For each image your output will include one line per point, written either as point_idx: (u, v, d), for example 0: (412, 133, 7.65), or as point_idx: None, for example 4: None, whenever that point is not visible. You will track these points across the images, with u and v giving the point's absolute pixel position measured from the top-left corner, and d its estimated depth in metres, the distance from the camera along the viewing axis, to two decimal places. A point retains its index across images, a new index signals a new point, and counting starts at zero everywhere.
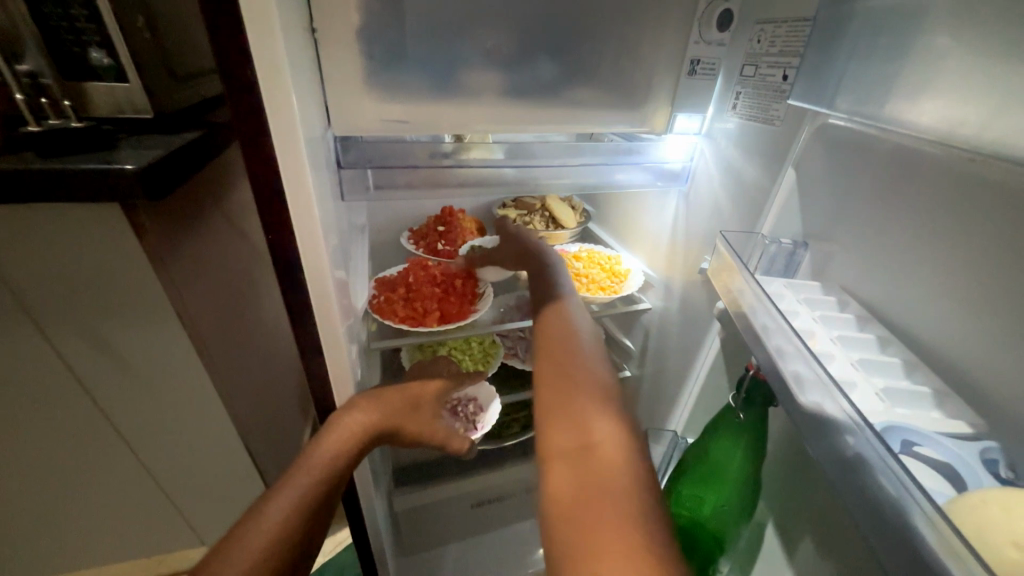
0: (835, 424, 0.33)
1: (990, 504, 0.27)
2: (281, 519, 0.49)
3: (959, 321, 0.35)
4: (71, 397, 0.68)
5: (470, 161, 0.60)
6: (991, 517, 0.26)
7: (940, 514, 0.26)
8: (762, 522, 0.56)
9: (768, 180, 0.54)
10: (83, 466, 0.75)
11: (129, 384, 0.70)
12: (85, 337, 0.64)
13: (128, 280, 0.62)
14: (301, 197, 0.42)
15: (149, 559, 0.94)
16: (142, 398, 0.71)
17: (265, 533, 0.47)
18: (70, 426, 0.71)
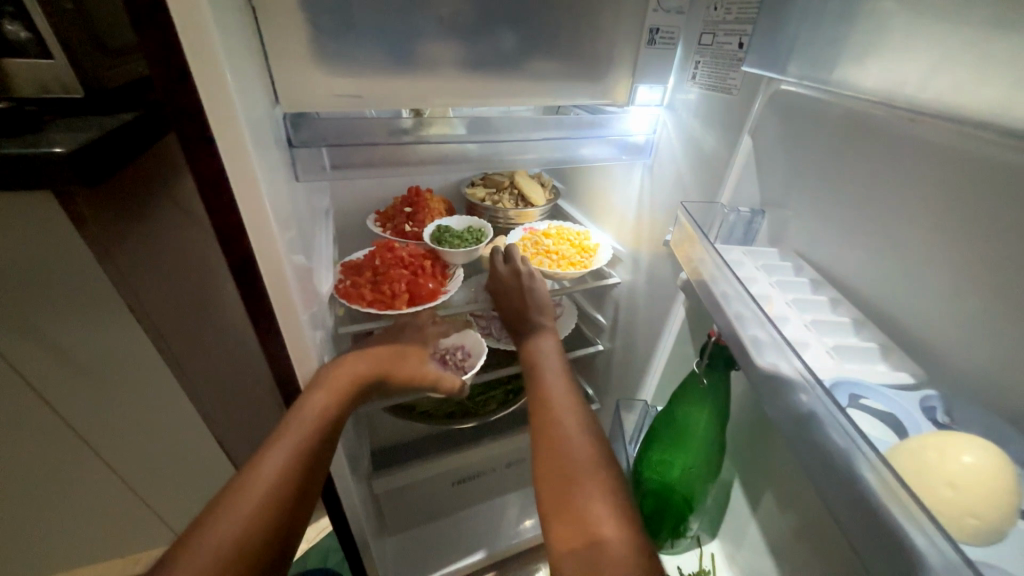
0: (790, 383, 0.32)
1: (927, 449, 0.27)
2: (266, 480, 0.47)
3: (900, 279, 0.36)
4: (19, 400, 0.65)
5: (431, 137, 0.58)
6: (928, 463, 0.27)
7: (883, 460, 0.25)
8: (728, 480, 0.59)
9: (726, 149, 0.54)
10: (42, 470, 0.72)
11: (84, 383, 0.67)
12: (29, 336, 0.61)
13: (71, 273, 0.58)
14: (246, 178, 0.40)
15: (125, 559, 0.92)
16: (98, 396, 0.68)
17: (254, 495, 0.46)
18: (21, 430, 0.67)
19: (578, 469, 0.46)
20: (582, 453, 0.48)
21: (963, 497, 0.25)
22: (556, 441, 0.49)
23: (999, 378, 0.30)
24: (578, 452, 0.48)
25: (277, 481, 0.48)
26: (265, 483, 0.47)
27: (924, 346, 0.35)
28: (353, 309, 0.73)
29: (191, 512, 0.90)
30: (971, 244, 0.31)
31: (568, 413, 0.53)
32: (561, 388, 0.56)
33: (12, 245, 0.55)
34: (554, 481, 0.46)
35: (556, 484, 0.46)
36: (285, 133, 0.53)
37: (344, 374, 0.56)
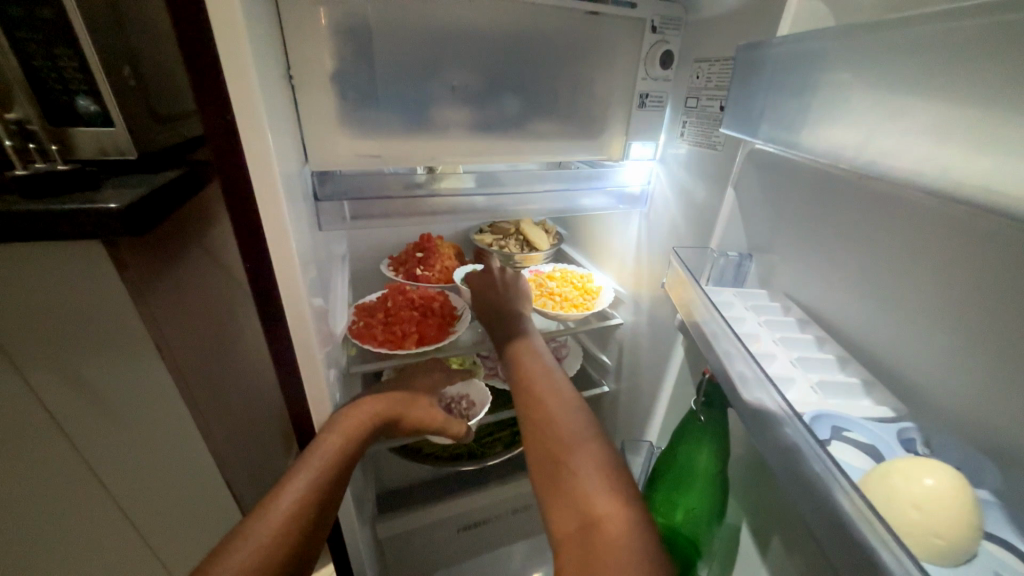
0: (773, 417, 0.34)
1: (893, 473, 0.30)
2: (284, 515, 0.50)
3: (877, 316, 0.39)
4: (43, 438, 0.67)
5: (442, 190, 0.64)
6: (895, 487, 0.30)
7: (856, 489, 0.27)
8: (735, 525, 0.58)
9: (713, 199, 0.59)
10: (54, 512, 0.73)
11: (106, 420, 0.69)
12: (61, 374, 0.64)
13: (108, 315, 0.63)
14: (276, 226, 0.45)
15: None
16: (119, 435, 0.71)
17: (273, 526, 0.49)
18: (41, 470, 0.69)
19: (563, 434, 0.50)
20: (568, 425, 0.51)
21: (926, 517, 0.28)
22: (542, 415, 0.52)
23: (975, 408, 0.32)
24: (564, 424, 0.51)
25: (290, 517, 0.50)
26: (279, 519, 0.49)
27: (906, 380, 0.36)
28: (364, 349, 0.77)
29: (193, 558, 0.88)
30: (935, 282, 0.34)
31: (556, 403, 0.53)
32: (544, 374, 0.58)
33: (59, 289, 0.60)
34: (568, 505, 0.44)
35: (571, 507, 0.44)
36: (312, 188, 0.59)
37: (358, 417, 0.59)
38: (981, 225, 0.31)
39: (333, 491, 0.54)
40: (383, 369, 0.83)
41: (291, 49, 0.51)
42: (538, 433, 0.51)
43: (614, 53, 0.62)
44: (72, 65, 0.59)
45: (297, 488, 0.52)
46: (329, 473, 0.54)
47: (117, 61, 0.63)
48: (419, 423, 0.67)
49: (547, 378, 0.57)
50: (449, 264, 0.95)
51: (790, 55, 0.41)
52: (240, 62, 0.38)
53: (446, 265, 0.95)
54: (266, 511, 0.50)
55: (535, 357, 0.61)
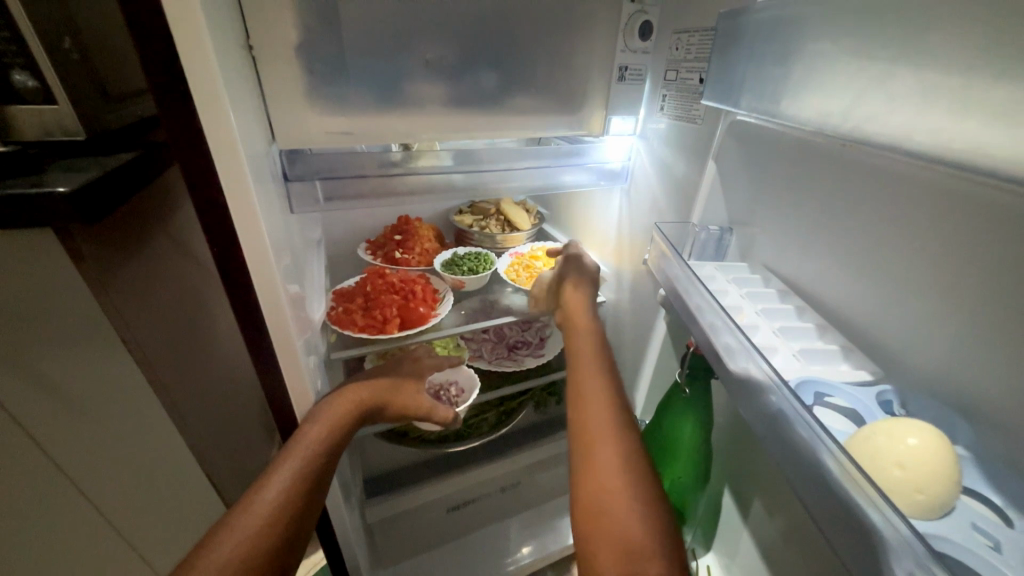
0: (760, 385, 0.35)
1: (877, 434, 0.31)
2: (268, 507, 0.48)
3: (856, 285, 0.40)
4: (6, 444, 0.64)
5: (418, 168, 0.63)
6: (881, 448, 0.31)
7: (841, 449, 0.28)
8: (717, 490, 0.60)
9: (695, 173, 0.59)
10: (25, 519, 0.70)
11: (71, 421, 0.65)
12: (18, 374, 0.61)
13: (67, 311, 0.59)
14: (246, 213, 0.42)
15: None
16: (88, 436, 0.67)
17: (256, 518, 0.47)
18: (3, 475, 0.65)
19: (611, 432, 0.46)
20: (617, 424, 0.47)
21: (910, 475, 0.29)
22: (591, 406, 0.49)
23: (947, 370, 0.33)
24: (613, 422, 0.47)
25: (273, 507, 0.48)
26: (264, 511, 0.48)
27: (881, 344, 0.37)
28: (345, 335, 0.75)
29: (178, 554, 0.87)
30: (914, 250, 0.35)
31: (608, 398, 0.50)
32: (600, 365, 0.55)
33: (10, 284, 0.56)
34: (589, 467, 0.44)
35: (594, 473, 0.43)
36: (282, 168, 0.56)
37: (341, 405, 0.57)
38: (955, 193, 0.32)
39: (319, 479, 0.53)
40: (366, 356, 0.82)
41: (249, 17, 0.47)
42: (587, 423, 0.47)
43: (592, 23, 0.60)
44: (4, 36, 0.53)
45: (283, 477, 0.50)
46: (315, 463, 0.53)
47: (54, 30, 0.57)
48: (413, 409, 0.67)
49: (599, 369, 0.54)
50: (429, 247, 0.94)
51: (772, 22, 0.40)
52: (192, 29, 0.35)
53: (426, 247, 0.94)
54: (249, 503, 0.48)
55: (596, 344, 0.58)
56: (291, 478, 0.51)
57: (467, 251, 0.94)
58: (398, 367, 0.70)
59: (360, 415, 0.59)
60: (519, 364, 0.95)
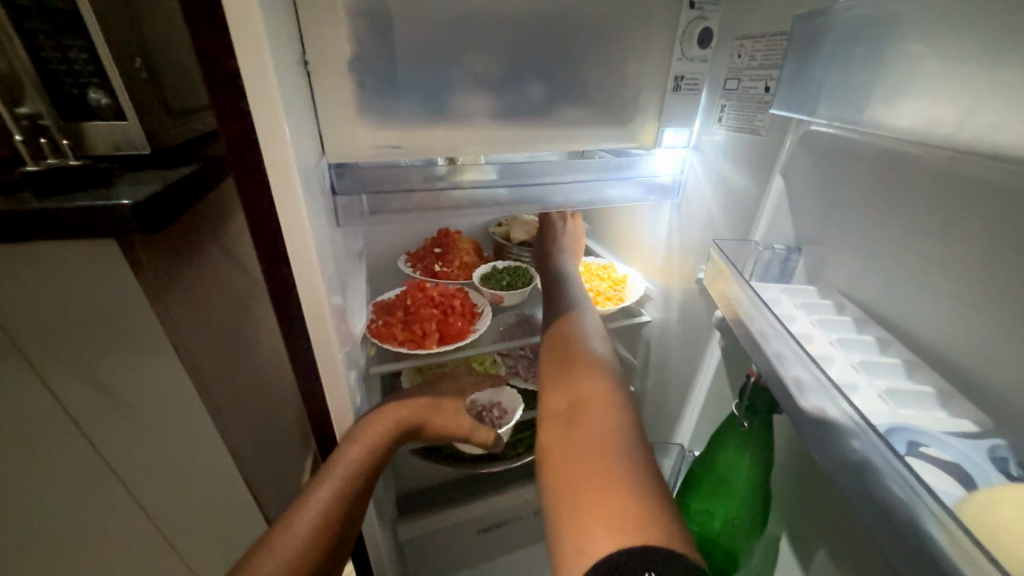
0: (839, 428, 0.31)
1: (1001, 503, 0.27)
2: (306, 533, 0.47)
3: (950, 318, 0.35)
4: (67, 440, 0.67)
5: (464, 182, 0.62)
6: (999, 518, 0.26)
7: (950, 514, 0.24)
8: (774, 537, 0.54)
9: (758, 189, 0.55)
10: (81, 513, 0.73)
11: (125, 422, 0.68)
12: (81, 375, 0.64)
13: (127, 318, 0.61)
14: (295, 229, 0.42)
15: None
16: (140, 438, 0.70)
17: (295, 542, 0.46)
18: (64, 470, 0.69)
19: (577, 417, 0.45)
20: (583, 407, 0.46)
21: None
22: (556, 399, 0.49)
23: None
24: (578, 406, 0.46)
25: (311, 533, 0.47)
26: (302, 536, 0.47)
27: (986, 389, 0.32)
28: (384, 347, 0.74)
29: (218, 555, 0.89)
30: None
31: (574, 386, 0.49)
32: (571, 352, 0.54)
33: (77, 290, 0.59)
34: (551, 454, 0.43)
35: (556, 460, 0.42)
36: (330, 182, 0.56)
37: (381, 426, 0.56)
38: None
39: (357, 500, 0.52)
40: (402, 373, 0.81)
41: (306, 33, 0.48)
42: (553, 415, 0.47)
43: (646, 31, 0.58)
44: (82, 56, 0.57)
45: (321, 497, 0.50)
46: (353, 485, 0.52)
47: (128, 51, 0.60)
48: (454, 431, 0.65)
49: (566, 353, 0.54)
50: (468, 260, 0.93)
51: (862, 21, 0.36)
52: (254, 43, 0.35)
53: (465, 260, 0.93)
54: (286, 527, 0.47)
55: (570, 330, 0.57)
56: (329, 500, 0.50)
57: (506, 264, 0.92)
58: (439, 386, 0.68)
59: (397, 436, 0.58)
60: None
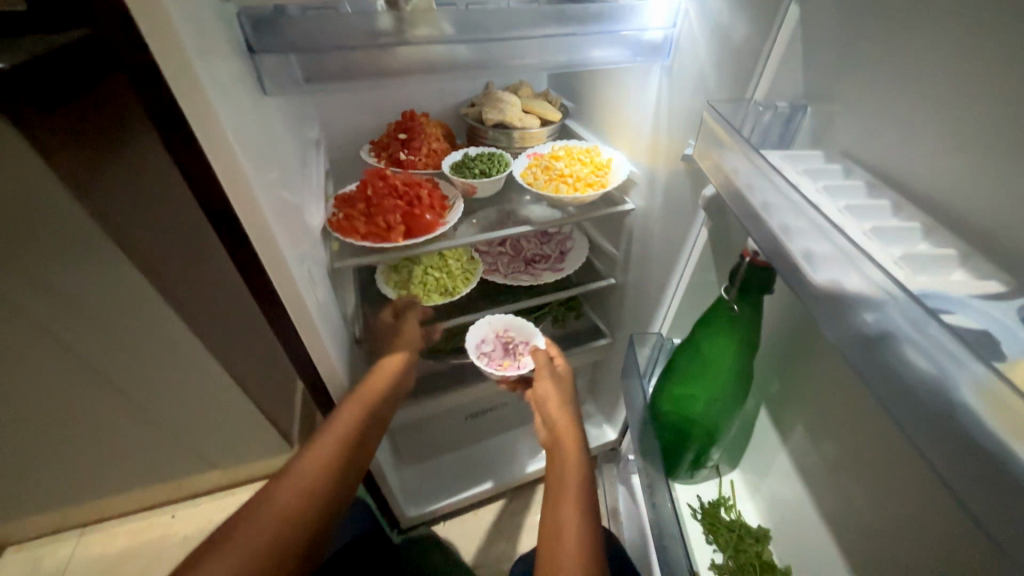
0: (856, 298, 0.25)
1: None
2: (312, 475, 0.53)
3: (973, 176, 0.30)
4: (36, 334, 0.68)
5: (416, 38, 0.51)
6: None
7: (995, 373, 0.19)
8: (753, 414, 0.57)
9: (759, 35, 0.45)
10: (70, 395, 0.77)
11: (90, 316, 0.69)
12: (24, 272, 0.61)
13: (54, 206, 0.58)
14: (189, 88, 0.34)
15: (162, 475, 1.01)
16: (109, 327, 0.71)
17: (301, 483, 0.52)
18: (44, 360, 0.71)
19: (557, 497, 0.60)
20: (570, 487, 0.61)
21: None
22: (561, 478, 0.62)
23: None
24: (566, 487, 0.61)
25: (318, 475, 0.53)
26: (307, 478, 0.52)
27: (997, 244, 0.29)
28: (348, 244, 0.69)
29: (218, 435, 0.96)
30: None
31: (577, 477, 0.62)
32: (570, 437, 0.68)
33: None
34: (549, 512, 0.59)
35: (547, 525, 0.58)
36: (242, 35, 0.45)
37: (374, 386, 0.65)
38: None
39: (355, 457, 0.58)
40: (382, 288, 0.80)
41: None
42: (559, 495, 0.61)
43: None
44: None
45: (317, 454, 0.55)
46: (353, 437, 0.59)
47: None
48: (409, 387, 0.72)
49: (568, 434, 0.68)
50: (437, 147, 0.83)
51: None
52: None
53: (433, 147, 0.83)
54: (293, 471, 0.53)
55: (570, 421, 0.70)
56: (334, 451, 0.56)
57: (480, 151, 0.83)
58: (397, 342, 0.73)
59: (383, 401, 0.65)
60: (536, 278, 0.89)
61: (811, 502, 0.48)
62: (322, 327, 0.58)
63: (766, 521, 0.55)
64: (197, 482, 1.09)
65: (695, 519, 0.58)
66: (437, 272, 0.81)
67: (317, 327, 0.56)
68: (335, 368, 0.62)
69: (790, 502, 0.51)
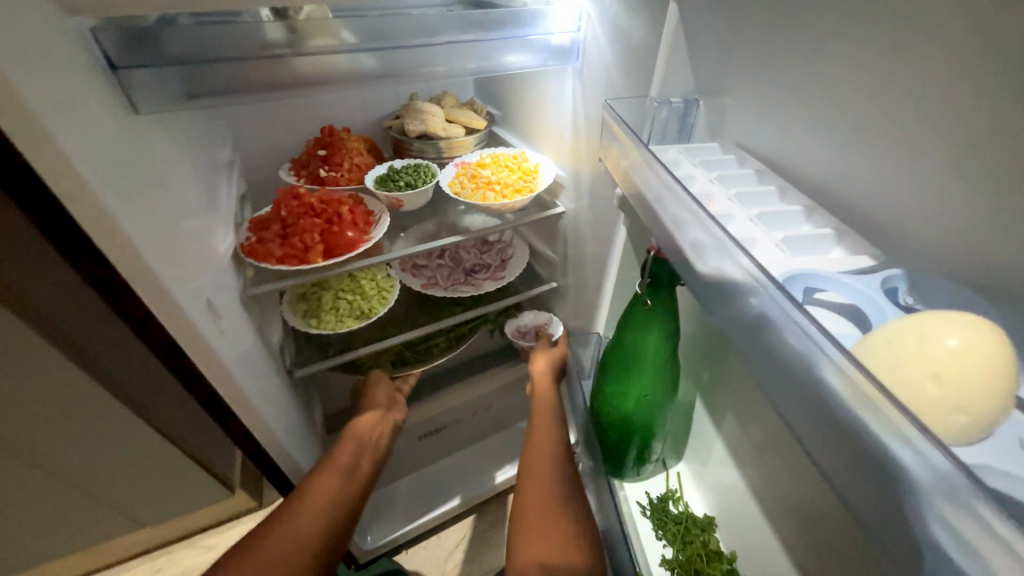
0: (736, 285, 0.26)
1: (906, 336, 0.22)
2: (291, 546, 0.53)
3: (845, 159, 0.32)
4: None
5: (311, 48, 0.49)
6: (905, 353, 0.21)
7: (849, 356, 0.20)
8: (689, 401, 0.58)
9: (653, 34, 0.46)
10: None
11: None
12: None
13: None
14: (17, 114, 0.30)
15: (73, 546, 0.89)
16: None
17: (278, 554, 0.52)
18: None
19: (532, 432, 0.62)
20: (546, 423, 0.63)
21: (951, 391, 0.20)
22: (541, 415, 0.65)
23: (956, 253, 0.26)
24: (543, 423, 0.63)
25: (298, 543, 0.54)
26: (286, 546, 0.53)
27: (871, 222, 0.31)
28: (264, 270, 0.65)
29: (138, 492, 0.86)
30: (928, 101, 0.27)
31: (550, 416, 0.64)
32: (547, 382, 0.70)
33: None
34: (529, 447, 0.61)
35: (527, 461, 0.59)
36: (101, 50, 0.40)
37: (345, 453, 0.67)
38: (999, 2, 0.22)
39: (336, 528, 0.58)
40: (291, 320, 0.74)
41: None
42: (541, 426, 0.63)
43: None
44: None
45: (296, 524, 0.55)
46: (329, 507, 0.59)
47: None
48: (384, 449, 0.74)
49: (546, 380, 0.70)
50: (361, 161, 0.80)
51: None
52: None
53: (356, 162, 0.80)
54: (269, 543, 0.53)
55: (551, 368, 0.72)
56: (314, 521, 0.57)
57: (405, 163, 0.80)
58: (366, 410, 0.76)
59: (355, 465, 0.66)
60: (477, 288, 0.87)
61: (746, 486, 0.49)
62: (234, 362, 0.53)
63: (711, 508, 0.55)
64: (116, 546, 0.98)
65: (644, 515, 0.57)
66: (350, 295, 0.76)
67: (225, 364, 0.51)
68: (255, 405, 0.57)
69: (728, 488, 0.52)
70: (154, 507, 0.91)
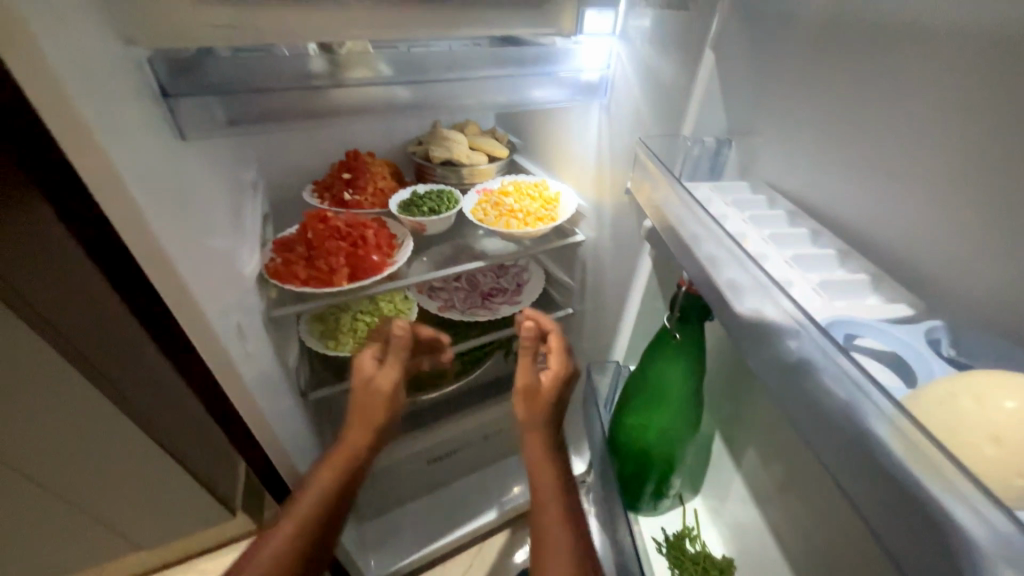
0: (775, 328, 0.26)
1: (962, 394, 0.22)
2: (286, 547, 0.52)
3: (878, 206, 0.32)
4: None
5: (349, 81, 0.51)
6: (964, 411, 0.22)
7: (901, 410, 0.20)
8: (709, 437, 0.57)
9: (686, 76, 0.48)
10: None
11: None
12: None
13: None
14: (83, 141, 0.32)
15: (71, 562, 0.88)
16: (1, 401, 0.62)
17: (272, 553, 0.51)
18: None
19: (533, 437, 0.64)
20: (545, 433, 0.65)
21: (1011, 454, 0.20)
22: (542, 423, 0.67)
23: (991, 304, 0.27)
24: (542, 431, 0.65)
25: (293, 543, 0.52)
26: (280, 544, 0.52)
27: (906, 269, 0.31)
28: (287, 289, 0.66)
29: (143, 508, 0.86)
30: (958, 155, 0.28)
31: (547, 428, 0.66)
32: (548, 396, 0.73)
33: None
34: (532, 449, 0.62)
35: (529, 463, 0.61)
36: (156, 79, 0.43)
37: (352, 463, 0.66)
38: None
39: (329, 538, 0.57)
40: (309, 340, 0.75)
41: None
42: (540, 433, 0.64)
43: None
44: None
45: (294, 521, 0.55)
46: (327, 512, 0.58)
47: None
48: None
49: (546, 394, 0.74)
50: (384, 185, 0.82)
51: None
52: None
53: (379, 186, 0.82)
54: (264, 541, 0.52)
55: None
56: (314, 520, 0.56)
57: (428, 188, 0.82)
58: None
59: None
60: (494, 312, 0.88)
61: (767, 527, 0.48)
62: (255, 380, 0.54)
63: (730, 549, 0.54)
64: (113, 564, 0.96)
65: (661, 553, 0.56)
66: (369, 316, 0.77)
67: (247, 381, 0.52)
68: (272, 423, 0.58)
69: (748, 529, 0.51)
70: (156, 523, 0.89)
